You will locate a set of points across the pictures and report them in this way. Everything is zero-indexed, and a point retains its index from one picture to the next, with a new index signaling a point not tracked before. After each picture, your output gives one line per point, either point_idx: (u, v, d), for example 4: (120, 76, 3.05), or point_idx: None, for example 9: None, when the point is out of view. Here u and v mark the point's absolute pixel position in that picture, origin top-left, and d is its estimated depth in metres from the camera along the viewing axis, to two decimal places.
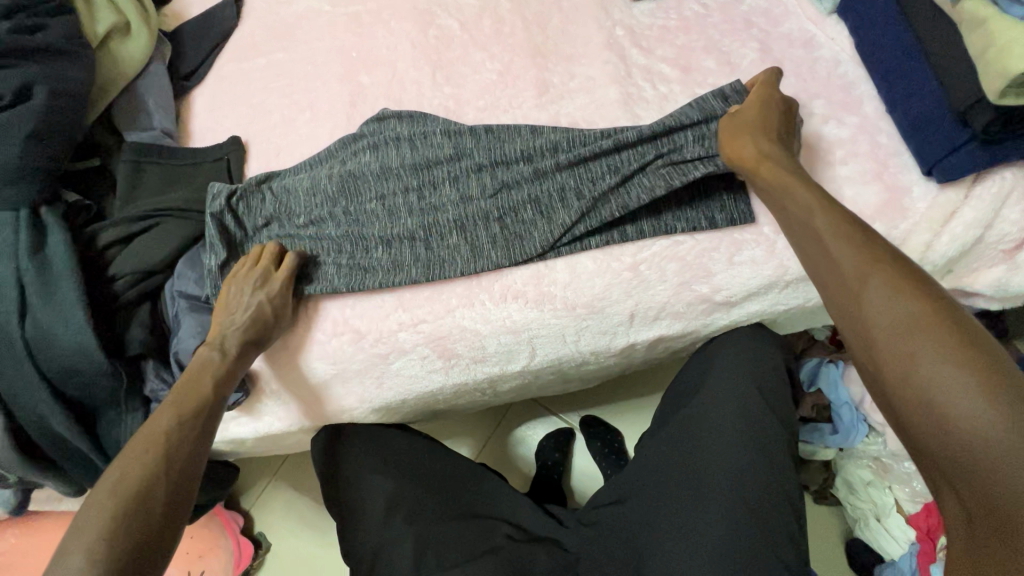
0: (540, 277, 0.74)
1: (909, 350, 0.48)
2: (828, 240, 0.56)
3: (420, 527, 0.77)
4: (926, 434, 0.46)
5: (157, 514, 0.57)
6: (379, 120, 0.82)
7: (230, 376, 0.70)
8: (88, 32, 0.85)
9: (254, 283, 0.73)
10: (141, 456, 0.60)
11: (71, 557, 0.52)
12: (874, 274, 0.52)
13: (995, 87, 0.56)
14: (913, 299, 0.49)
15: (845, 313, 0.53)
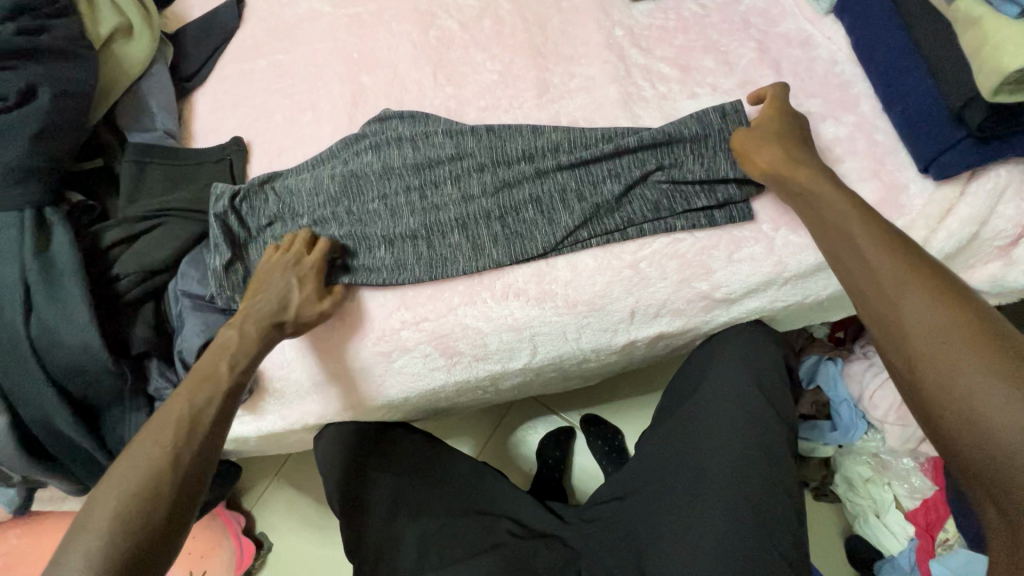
0: (541, 275, 0.75)
1: (947, 358, 0.49)
2: (865, 249, 0.58)
3: (425, 523, 0.79)
4: (960, 436, 0.47)
5: (164, 512, 0.56)
6: (380, 121, 0.83)
7: (250, 362, 0.68)
8: (91, 34, 0.85)
9: (286, 266, 0.73)
10: (153, 446, 0.58)
11: (81, 556, 0.51)
12: (913, 284, 0.53)
13: (990, 84, 0.56)
14: (950, 310, 0.51)
15: (882, 321, 0.55)
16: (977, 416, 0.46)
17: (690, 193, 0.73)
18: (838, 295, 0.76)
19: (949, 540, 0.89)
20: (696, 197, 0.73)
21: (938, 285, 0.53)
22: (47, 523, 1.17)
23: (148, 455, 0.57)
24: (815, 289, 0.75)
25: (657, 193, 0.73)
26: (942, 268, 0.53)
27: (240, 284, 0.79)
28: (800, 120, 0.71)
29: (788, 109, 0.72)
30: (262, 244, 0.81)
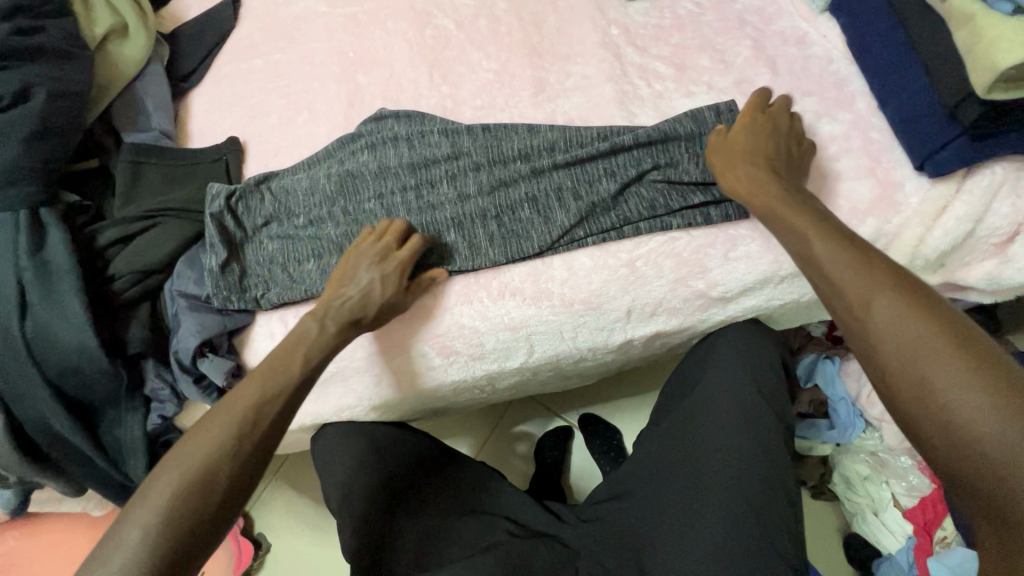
0: (538, 274, 0.75)
1: (922, 372, 0.47)
2: (831, 261, 0.55)
3: (424, 522, 0.79)
4: (944, 452, 0.45)
5: (216, 502, 0.54)
6: (376, 120, 0.83)
7: (323, 355, 0.67)
8: (86, 34, 0.85)
9: (374, 258, 0.71)
10: (217, 430, 0.57)
11: (139, 532, 0.51)
12: (878, 295, 0.51)
13: (984, 82, 0.56)
14: (920, 319, 0.49)
15: (857, 336, 0.52)
16: (963, 432, 0.43)
17: (686, 191, 0.73)
18: None
19: (947, 539, 0.88)
20: (692, 195, 0.73)
21: (906, 293, 0.51)
22: (45, 525, 1.17)
23: (211, 435, 0.57)
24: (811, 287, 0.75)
25: (653, 191, 0.73)
26: (907, 276, 0.51)
27: (236, 284, 0.79)
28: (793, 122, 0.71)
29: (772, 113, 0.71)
30: (258, 245, 0.81)
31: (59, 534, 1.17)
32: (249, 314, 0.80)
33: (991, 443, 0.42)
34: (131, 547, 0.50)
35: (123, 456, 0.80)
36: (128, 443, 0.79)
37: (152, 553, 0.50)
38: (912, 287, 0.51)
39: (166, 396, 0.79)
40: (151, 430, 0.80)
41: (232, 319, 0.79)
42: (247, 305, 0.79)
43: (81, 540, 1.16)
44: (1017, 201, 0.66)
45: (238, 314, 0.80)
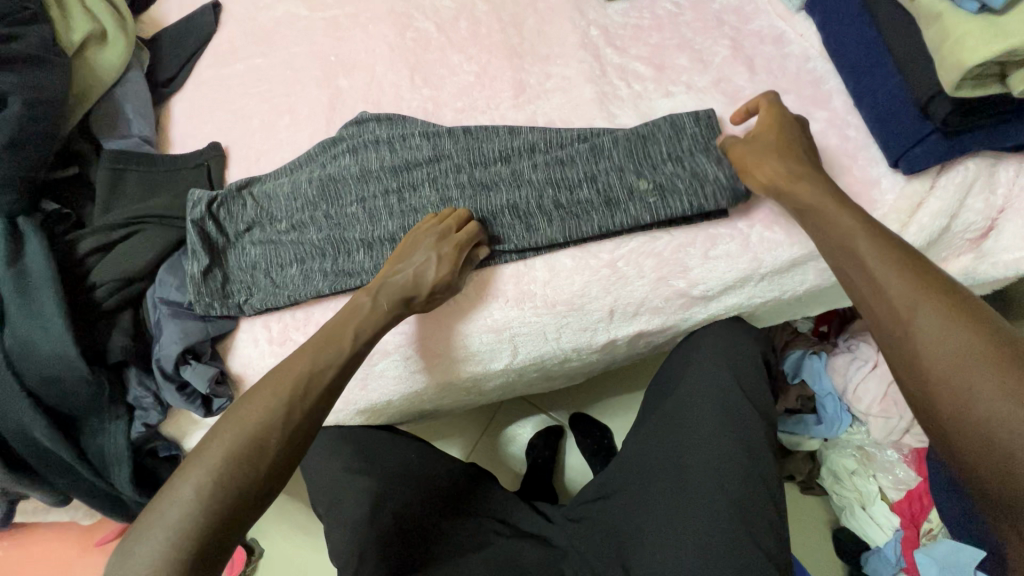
0: (520, 275, 0.75)
1: (963, 383, 0.46)
2: (872, 263, 0.54)
3: (406, 524, 0.77)
4: (981, 461, 0.44)
5: (261, 472, 0.56)
6: (357, 124, 0.83)
7: (372, 333, 0.68)
8: (64, 40, 0.85)
9: (433, 238, 0.70)
10: (269, 397, 0.60)
11: (192, 488, 0.53)
12: (925, 303, 0.50)
13: (951, 80, 0.57)
14: (966, 329, 0.47)
15: (898, 342, 0.50)
16: (1009, 445, 0.42)
17: (677, 203, 0.70)
18: (816, 291, 0.76)
19: (933, 530, 0.88)
20: (680, 206, 0.70)
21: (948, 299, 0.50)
22: (35, 535, 1.16)
23: (263, 404, 0.59)
24: (791, 285, 0.75)
25: (642, 207, 0.71)
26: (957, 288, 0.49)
27: (218, 290, 0.79)
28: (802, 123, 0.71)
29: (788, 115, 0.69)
30: (241, 251, 0.82)
31: (50, 543, 1.16)
32: (232, 321, 0.80)
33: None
34: (184, 507, 0.52)
35: (107, 466, 0.79)
36: (111, 452, 0.78)
37: (201, 512, 0.52)
38: (962, 299, 0.49)
39: (149, 404, 0.78)
40: (136, 438, 0.80)
41: (214, 326, 0.79)
42: (230, 312, 0.79)
43: (73, 547, 1.16)
44: (990, 196, 0.67)
45: (220, 320, 0.80)
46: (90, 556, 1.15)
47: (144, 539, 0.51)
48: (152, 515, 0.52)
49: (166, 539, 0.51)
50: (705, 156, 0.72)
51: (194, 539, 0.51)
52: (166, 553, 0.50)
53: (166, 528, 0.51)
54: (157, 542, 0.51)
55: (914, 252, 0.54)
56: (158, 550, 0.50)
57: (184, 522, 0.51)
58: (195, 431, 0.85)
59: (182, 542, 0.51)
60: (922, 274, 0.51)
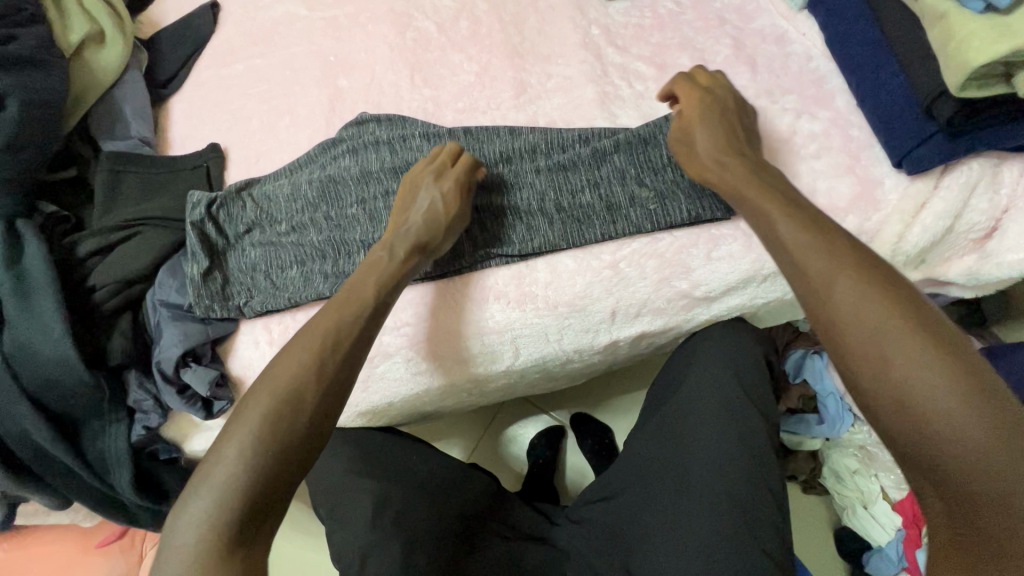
0: (521, 277, 0.75)
1: (882, 353, 0.46)
2: (788, 237, 0.54)
3: (409, 528, 0.76)
4: (901, 429, 0.44)
5: (302, 424, 0.56)
6: (357, 124, 0.82)
7: (395, 279, 0.67)
8: (61, 42, 0.84)
9: (431, 177, 0.71)
10: (299, 353, 0.59)
11: (236, 448, 0.53)
12: (844, 274, 0.49)
13: (956, 80, 0.57)
14: (880, 299, 0.47)
15: (824, 317, 0.49)
16: (922, 416, 0.43)
17: (676, 211, 0.72)
18: None
19: None
20: (678, 215, 0.72)
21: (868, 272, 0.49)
22: (35, 536, 1.16)
23: (295, 361, 0.58)
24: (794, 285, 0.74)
25: (642, 214, 0.72)
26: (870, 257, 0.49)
27: (218, 292, 0.78)
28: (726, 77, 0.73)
29: (701, 83, 0.71)
30: (241, 252, 0.81)
31: (50, 545, 1.16)
32: (232, 323, 0.80)
33: (957, 436, 0.42)
34: (233, 465, 0.52)
35: (108, 469, 0.79)
36: (112, 455, 0.77)
37: (255, 466, 0.52)
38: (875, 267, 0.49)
39: (150, 407, 0.77)
40: (137, 441, 0.79)
41: (214, 328, 0.79)
42: (230, 314, 0.78)
43: (75, 548, 1.16)
44: (994, 196, 0.67)
45: (221, 322, 0.79)
46: (93, 557, 1.16)
47: (193, 501, 0.52)
48: (199, 480, 0.52)
49: (212, 501, 0.51)
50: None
51: (242, 502, 0.51)
52: (219, 510, 0.51)
53: (214, 490, 0.51)
54: (205, 505, 0.51)
55: (826, 221, 0.54)
56: (208, 508, 0.51)
57: (231, 484, 0.51)
58: (196, 434, 0.84)
59: (229, 504, 0.51)
60: (837, 245, 0.51)
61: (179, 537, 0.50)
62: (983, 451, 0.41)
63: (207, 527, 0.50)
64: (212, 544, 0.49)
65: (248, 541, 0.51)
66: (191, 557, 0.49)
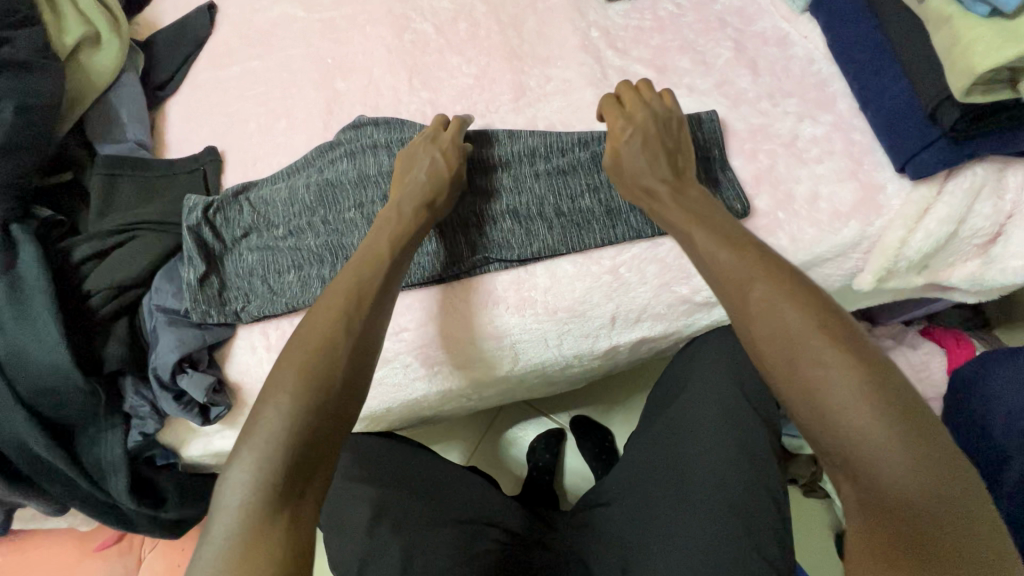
0: (521, 282, 0.74)
1: (793, 352, 0.49)
2: (710, 252, 0.58)
3: (408, 535, 0.75)
4: (812, 423, 0.48)
5: (339, 371, 0.57)
6: (355, 128, 0.82)
7: (408, 235, 0.69)
8: (56, 45, 0.83)
9: (426, 142, 0.74)
10: (328, 309, 0.61)
11: (280, 401, 0.54)
12: (761, 280, 0.53)
13: (962, 85, 0.56)
14: (792, 303, 0.51)
15: (746, 326, 0.53)
16: (828, 410, 0.46)
17: None
18: None
19: None
20: None
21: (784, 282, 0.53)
22: (34, 539, 1.16)
23: (324, 317, 0.60)
24: None
25: (642, 219, 0.72)
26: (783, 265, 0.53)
27: (215, 297, 0.78)
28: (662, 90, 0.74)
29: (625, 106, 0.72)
30: (238, 257, 0.81)
31: (48, 548, 1.16)
32: (229, 328, 0.79)
33: (862, 432, 0.45)
34: (280, 418, 0.53)
35: (104, 475, 0.79)
36: (108, 461, 0.77)
37: (307, 412, 0.53)
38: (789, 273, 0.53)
39: (146, 412, 0.77)
40: (133, 447, 0.78)
41: (211, 333, 0.78)
42: (227, 319, 0.78)
43: (72, 552, 1.16)
44: (999, 201, 0.66)
45: (218, 328, 0.79)
46: (91, 561, 1.15)
47: (240, 459, 0.51)
48: (242, 440, 0.52)
49: (256, 458, 0.51)
50: (703, 170, 0.72)
51: (288, 453, 0.51)
52: (271, 459, 0.51)
53: (262, 442, 0.51)
54: (250, 462, 0.51)
55: (747, 235, 0.58)
56: (260, 459, 0.51)
57: (277, 436, 0.52)
58: (194, 439, 0.84)
59: (276, 457, 0.51)
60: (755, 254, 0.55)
61: (230, 497, 0.50)
62: (883, 441, 0.44)
63: (256, 483, 0.50)
64: (262, 498, 0.49)
65: (297, 493, 0.51)
66: (243, 513, 0.49)
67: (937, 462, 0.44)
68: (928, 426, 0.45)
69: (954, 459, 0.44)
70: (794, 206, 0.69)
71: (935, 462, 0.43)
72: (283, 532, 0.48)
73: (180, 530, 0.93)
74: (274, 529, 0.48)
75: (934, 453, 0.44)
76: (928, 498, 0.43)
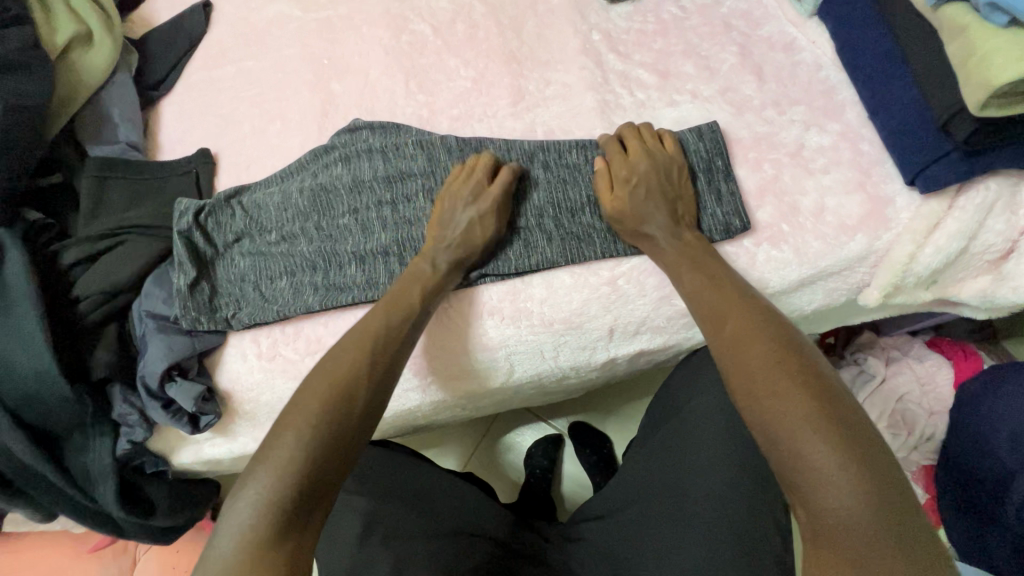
0: (516, 292, 0.72)
1: (753, 380, 0.53)
2: (695, 289, 0.62)
3: (400, 546, 0.74)
4: (766, 445, 0.50)
5: (353, 415, 0.58)
6: (350, 131, 0.80)
7: (439, 291, 0.68)
8: (47, 43, 0.82)
9: (467, 198, 0.69)
10: (355, 349, 0.62)
11: (296, 431, 0.55)
12: (733, 316, 0.58)
13: (978, 98, 0.54)
14: (758, 340, 0.55)
15: (720, 356, 0.57)
16: (780, 434, 0.49)
17: None
18: (826, 311, 0.73)
19: None
20: None
21: (756, 321, 0.57)
22: (27, 539, 1.15)
23: (349, 357, 0.61)
24: (799, 304, 0.70)
25: None
26: (753, 304, 0.58)
27: (205, 304, 0.76)
28: (663, 135, 0.71)
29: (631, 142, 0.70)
30: (230, 262, 0.79)
31: (41, 550, 1.15)
32: (220, 335, 0.78)
33: (806, 455, 0.47)
34: (293, 447, 0.54)
35: (92, 484, 0.77)
36: (96, 470, 0.76)
37: (319, 445, 0.54)
38: (760, 314, 0.58)
39: (134, 421, 0.76)
40: (121, 456, 0.77)
41: (201, 340, 0.76)
42: (218, 326, 0.76)
43: (66, 553, 1.15)
44: (1011, 217, 0.64)
45: (208, 334, 0.77)
46: (83, 563, 1.14)
47: (250, 482, 0.53)
48: (259, 461, 0.54)
49: (269, 482, 0.52)
50: (705, 180, 0.70)
51: (297, 486, 0.52)
52: (278, 488, 0.52)
53: (272, 468, 0.53)
54: (261, 485, 0.52)
55: (731, 277, 0.63)
56: (266, 485, 0.52)
57: (289, 466, 0.53)
58: (184, 446, 0.83)
59: (285, 487, 0.52)
60: (732, 294, 0.60)
61: (232, 511, 0.52)
62: (827, 464, 0.46)
63: (263, 508, 0.51)
64: (266, 525, 0.50)
65: (299, 524, 0.52)
66: (246, 535, 0.50)
67: (878, 487, 0.45)
68: (873, 454, 0.47)
69: (895, 489, 0.45)
70: (799, 218, 0.67)
71: (875, 489, 0.45)
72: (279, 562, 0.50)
73: (170, 536, 0.92)
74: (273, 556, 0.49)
75: (877, 481, 0.45)
76: (871, 523, 0.44)
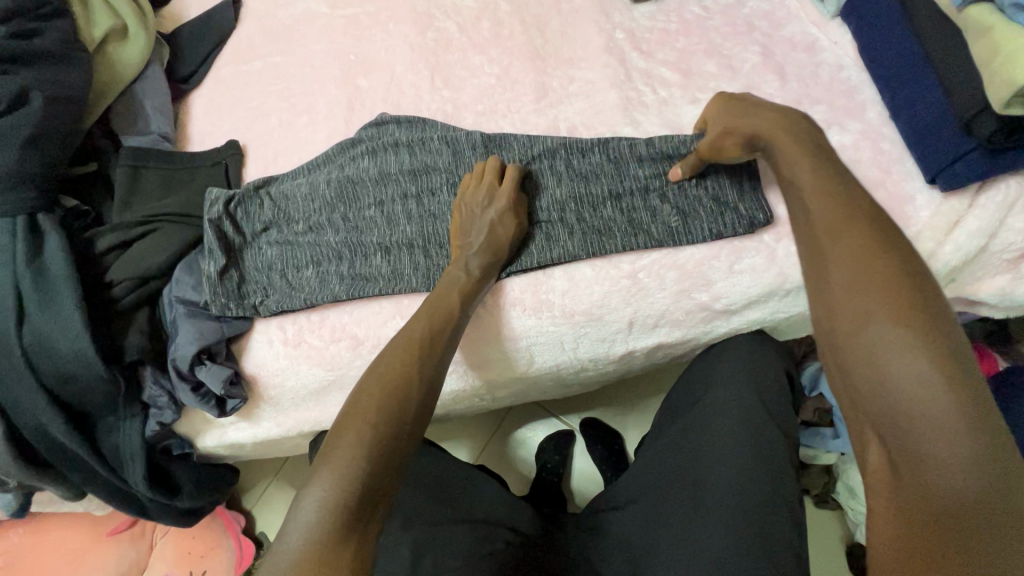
0: (538, 284, 0.73)
1: (863, 308, 0.45)
2: (800, 197, 0.53)
3: (419, 532, 0.75)
4: (863, 386, 0.44)
5: (408, 419, 0.58)
6: (377, 125, 0.82)
7: (475, 297, 0.70)
8: (85, 36, 0.85)
9: (484, 201, 0.72)
10: (402, 352, 0.63)
11: (355, 434, 0.55)
12: (848, 228, 0.48)
13: (1001, 97, 0.55)
14: (878, 259, 0.46)
15: (817, 281, 0.49)
16: (885, 376, 0.43)
17: (699, 223, 0.71)
18: None
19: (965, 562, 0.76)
20: (700, 228, 0.71)
21: (881, 240, 0.47)
22: (45, 524, 1.16)
23: (397, 361, 0.62)
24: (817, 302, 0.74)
25: (665, 227, 0.71)
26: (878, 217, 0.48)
27: (234, 291, 0.78)
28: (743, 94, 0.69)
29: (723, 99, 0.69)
30: (257, 251, 0.81)
31: (59, 534, 1.16)
32: (248, 322, 0.80)
33: (913, 402, 0.41)
34: (353, 449, 0.54)
35: (122, 463, 0.80)
36: (127, 450, 0.78)
37: (379, 447, 0.55)
38: (882, 228, 0.47)
39: (164, 403, 0.78)
40: (150, 437, 0.80)
41: (231, 327, 0.79)
42: (246, 313, 0.78)
43: (84, 538, 1.16)
44: None
45: (237, 322, 0.79)
46: (103, 546, 1.15)
47: (311, 486, 0.52)
48: (321, 463, 0.54)
49: (331, 484, 0.52)
50: (727, 174, 0.72)
51: (360, 489, 0.52)
52: (340, 492, 0.51)
53: (335, 471, 0.53)
54: (326, 486, 0.52)
55: (845, 182, 0.52)
56: (329, 488, 0.52)
57: (353, 471, 0.53)
58: (210, 429, 0.85)
59: (349, 489, 0.52)
60: (850, 202, 0.50)
61: (295, 517, 0.51)
62: (936, 418, 0.40)
63: (330, 508, 0.51)
64: (334, 523, 0.50)
65: (363, 525, 0.51)
66: (313, 535, 0.49)
67: (996, 467, 0.39)
68: (989, 412, 0.41)
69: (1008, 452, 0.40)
70: None
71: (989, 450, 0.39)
72: (349, 560, 0.49)
73: (192, 518, 0.94)
74: (343, 555, 0.49)
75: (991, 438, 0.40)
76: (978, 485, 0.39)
